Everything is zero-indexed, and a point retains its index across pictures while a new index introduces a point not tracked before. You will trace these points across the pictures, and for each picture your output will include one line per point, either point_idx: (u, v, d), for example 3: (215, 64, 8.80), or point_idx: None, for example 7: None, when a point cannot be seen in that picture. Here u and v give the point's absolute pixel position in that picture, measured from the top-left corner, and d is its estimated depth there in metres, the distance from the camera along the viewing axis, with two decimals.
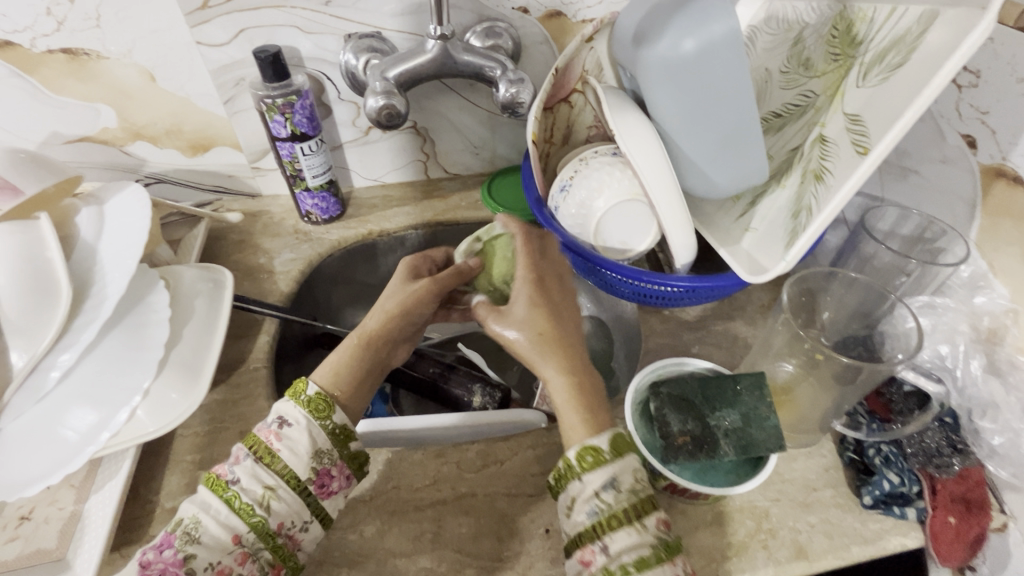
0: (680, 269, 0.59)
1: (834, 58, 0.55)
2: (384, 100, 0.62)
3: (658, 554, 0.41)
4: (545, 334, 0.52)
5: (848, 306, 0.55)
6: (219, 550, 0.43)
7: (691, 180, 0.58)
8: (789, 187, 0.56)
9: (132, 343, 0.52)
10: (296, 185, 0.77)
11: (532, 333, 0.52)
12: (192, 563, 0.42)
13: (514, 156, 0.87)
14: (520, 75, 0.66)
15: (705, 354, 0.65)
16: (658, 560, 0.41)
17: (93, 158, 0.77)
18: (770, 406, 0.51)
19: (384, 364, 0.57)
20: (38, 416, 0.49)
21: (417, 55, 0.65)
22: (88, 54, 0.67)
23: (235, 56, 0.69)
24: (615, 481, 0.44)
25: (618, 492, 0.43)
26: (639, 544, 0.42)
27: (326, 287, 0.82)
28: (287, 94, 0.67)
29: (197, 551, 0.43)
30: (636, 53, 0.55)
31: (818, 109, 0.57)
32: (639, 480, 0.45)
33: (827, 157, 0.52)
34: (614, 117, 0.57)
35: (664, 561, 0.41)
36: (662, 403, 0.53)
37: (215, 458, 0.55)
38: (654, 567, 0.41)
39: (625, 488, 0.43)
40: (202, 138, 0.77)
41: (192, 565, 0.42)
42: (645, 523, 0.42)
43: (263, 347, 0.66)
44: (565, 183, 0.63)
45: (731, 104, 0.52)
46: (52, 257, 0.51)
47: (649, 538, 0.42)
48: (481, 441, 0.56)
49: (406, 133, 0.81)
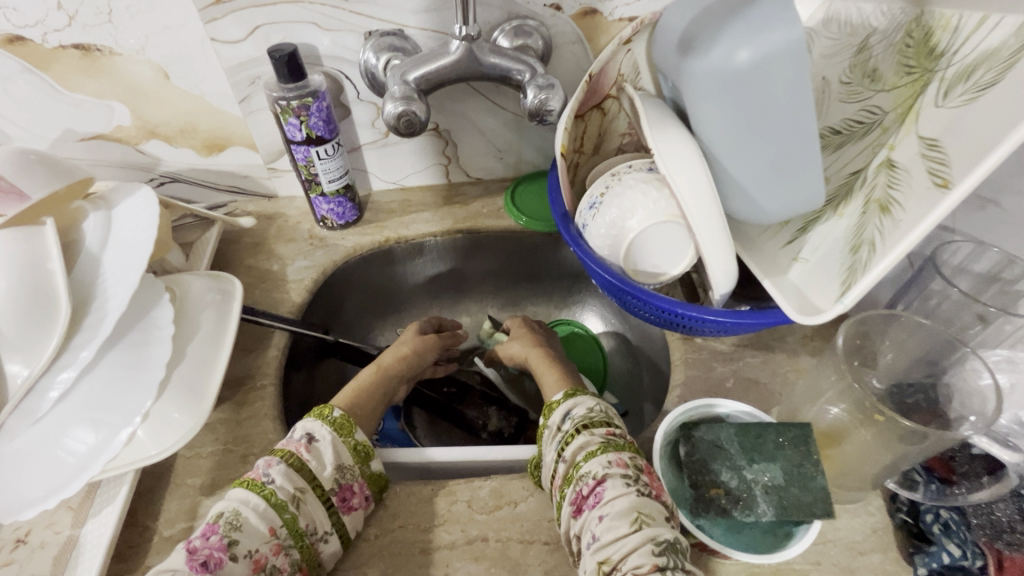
0: (716, 301, 0.54)
1: (908, 72, 0.49)
2: (403, 106, 0.58)
3: (604, 446, 0.46)
4: (543, 350, 0.66)
5: (909, 351, 0.50)
6: (257, 540, 0.43)
7: (735, 204, 0.52)
8: (847, 216, 0.51)
9: (132, 362, 0.49)
10: (311, 190, 0.73)
11: (535, 350, 0.66)
12: (235, 549, 0.42)
13: (541, 162, 0.82)
14: (550, 80, 0.60)
15: (742, 390, 0.59)
16: (602, 450, 0.46)
17: (108, 157, 0.75)
18: (817, 464, 0.47)
19: (390, 397, 0.63)
20: (35, 437, 0.47)
21: (440, 57, 0.61)
22: (101, 51, 0.64)
23: (250, 53, 0.66)
24: (570, 412, 0.51)
25: (572, 419, 0.50)
26: (587, 444, 0.47)
27: (339, 295, 0.79)
28: (302, 96, 0.63)
29: (238, 537, 0.42)
30: (682, 61, 0.50)
31: (885, 128, 0.50)
32: (593, 409, 0.50)
33: (896, 185, 0.46)
34: (653, 132, 0.52)
35: (608, 450, 0.46)
36: (694, 450, 0.49)
37: (217, 482, 0.53)
38: (599, 454, 0.46)
39: (578, 415, 0.50)
40: (217, 138, 0.74)
41: (236, 551, 0.42)
42: (593, 429, 0.48)
43: (271, 362, 0.63)
44: (594, 200, 0.58)
45: (788, 123, 0.46)
46: (53, 269, 0.49)
47: (597, 438, 0.47)
48: (494, 478, 0.52)
49: (427, 136, 0.77)
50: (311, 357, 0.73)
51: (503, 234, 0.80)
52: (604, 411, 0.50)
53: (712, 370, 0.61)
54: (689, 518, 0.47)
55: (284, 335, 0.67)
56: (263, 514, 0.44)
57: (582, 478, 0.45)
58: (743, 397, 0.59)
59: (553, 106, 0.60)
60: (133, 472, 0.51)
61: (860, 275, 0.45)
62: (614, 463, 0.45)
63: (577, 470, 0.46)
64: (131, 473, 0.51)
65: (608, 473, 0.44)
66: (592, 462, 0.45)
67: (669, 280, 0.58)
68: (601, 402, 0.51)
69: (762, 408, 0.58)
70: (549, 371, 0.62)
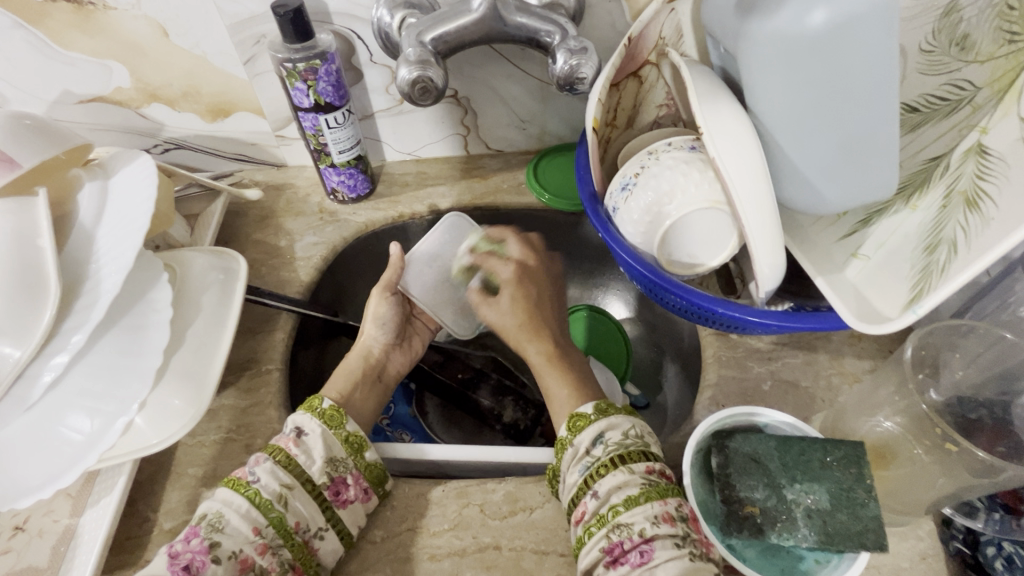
0: (761, 299, 0.49)
1: (1010, 39, 0.42)
2: (418, 71, 0.52)
3: (647, 493, 0.42)
4: (545, 349, 0.58)
5: (982, 367, 0.45)
6: (240, 543, 0.41)
7: (791, 191, 0.46)
8: (923, 209, 0.47)
9: (128, 349, 0.46)
10: (321, 161, 0.68)
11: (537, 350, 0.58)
12: (218, 551, 0.40)
13: (567, 134, 0.76)
14: (582, 43, 0.53)
15: (781, 394, 0.55)
16: (646, 498, 0.42)
17: (109, 121, 0.71)
18: (870, 489, 0.43)
19: (377, 367, 0.61)
20: (26, 426, 0.45)
21: (460, 15, 0.54)
22: (94, 4, 0.59)
23: (255, 9, 0.60)
24: (603, 436, 0.46)
25: (605, 445, 0.45)
26: (627, 484, 0.43)
27: (349, 273, 0.75)
28: (309, 58, 0.57)
29: (221, 539, 0.41)
30: (739, 24, 0.43)
31: (975, 107, 0.44)
32: (629, 434, 0.46)
33: (985, 176, 0.41)
34: (701, 106, 0.46)
35: (653, 498, 0.41)
36: (728, 462, 0.45)
37: (218, 473, 0.51)
38: (642, 503, 0.41)
39: (612, 442, 0.45)
40: (222, 102, 0.69)
41: (217, 553, 0.40)
42: (632, 465, 0.44)
43: (277, 346, 0.60)
44: (627, 181, 0.52)
45: (864, 99, 0.39)
46: (43, 246, 0.45)
47: (637, 479, 0.43)
48: (509, 481, 0.50)
49: (446, 103, 0.71)
50: (322, 338, 0.70)
51: (524, 211, 0.75)
52: (640, 437, 0.46)
53: (748, 370, 0.56)
54: (721, 537, 0.43)
55: (290, 316, 0.63)
56: (245, 514, 0.42)
57: (622, 527, 0.41)
58: (781, 401, 0.54)
59: (585, 73, 0.53)
60: (131, 461, 0.49)
61: (936, 278, 0.40)
62: (662, 518, 0.41)
63: (615, 514, 0.42)
64: (129, 463, 0.49)
65: (656, 532, 0.40)
66: (634, 512, 0.41)
67: (706, 271, 0.53)
68: (636, 423, 0.47)
69: (802, 414, 0.53)
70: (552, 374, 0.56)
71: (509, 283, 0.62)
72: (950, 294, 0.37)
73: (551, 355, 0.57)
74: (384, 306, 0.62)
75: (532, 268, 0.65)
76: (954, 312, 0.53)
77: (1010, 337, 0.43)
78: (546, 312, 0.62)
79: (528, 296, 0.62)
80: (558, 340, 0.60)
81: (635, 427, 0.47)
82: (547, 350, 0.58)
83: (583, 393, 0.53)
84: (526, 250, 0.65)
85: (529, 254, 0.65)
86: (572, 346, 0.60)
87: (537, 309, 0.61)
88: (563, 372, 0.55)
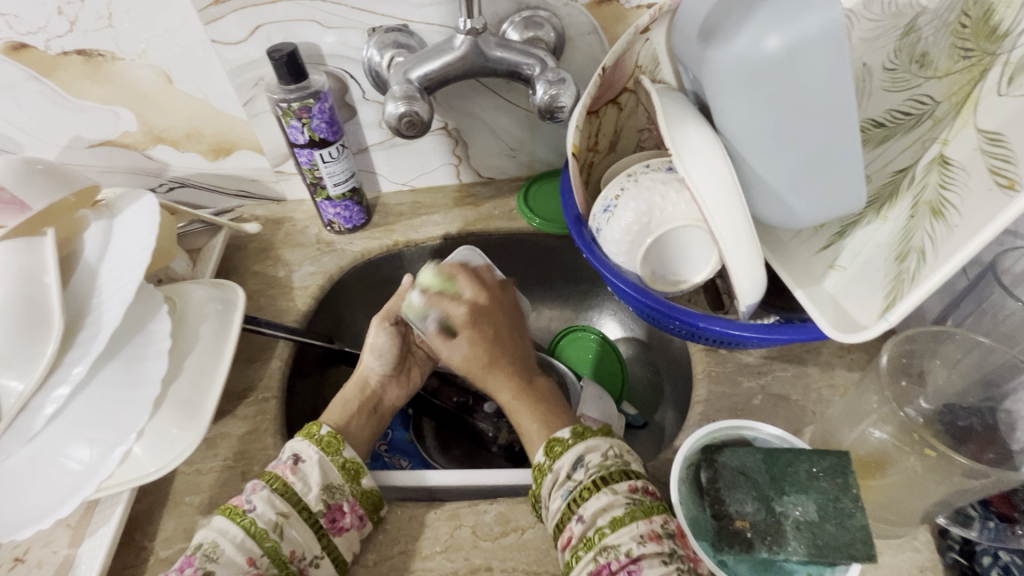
0: (743, 313, 0.49)
1: (964, 55, 0.44)
2: (405, 106, 0.55)
3: (632, 513, 0.42)
4: (516, 386, 0.55)
5: (965, 371, 0.46)
6: (234, 573, 0.41)
7: (764, 207, 0.48)
8: (894, 220, 0.48)
9: (128, 379, 0.48)
10: (317, 194, 0.71)
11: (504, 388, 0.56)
12: None
13: (555, 160, 0.78)
14: (560, 75, 0.56)
15: (771, 407, 0.55)
16: (631, 518, 0.42)
17: (116, 163, 0.74)
18: (857, 499, 0.43)
19: (371, 398, 0.61)
20: (28, 457, 0.46)
21: (445, 52, 0.57)
22: (103, 56, 0.63)
23: (252, 54, 0.63)
24: (582, 459, 0.46)
25: (586, 468, 0.45)
26: (611, 505, 0.43)
27: (346, 302, 0.77)
28: (303, 98, 0.60)
29: (215, 568, 0.41)
30: (703, 53, 0.45)
31: (936, 121, 0.46)
32: (608, 455, 0.46)
33: (949, 185, 0.42)
34: (671, 130, 0.47)
35: (638, 518, 0.42)
36: (717, 476, 0.46)
37: (215, 501, 0.52)
38: (628, 523, 0.42)
39: (593, 464, 0.45)
40: (223, 142, 0.72)
41: None
42: (615, 486, 0.44)
43: (274, 374, 0.62)
44: (608, 203, 0.53)
45: (823, 115, 0.41)
46: (49, 283, 0.47)
47: (622, 499, 0.43)
48: (500, 502, 0.50)
49: (436, 135, 0.74)
50: (320, 366, 0.72)
51: (515, 235, 0.77)
52: (619, 457, 0.46)
53: (738, 385, 0.56)
54: (712, 553, 0.43)
55: (288, 345, 0.65)
56: (240, 544, 0.43)
57: (608, 549, 0.41)
58: (772, 415, 0.54)
59: (564, 102, 0.56)
60: (129, 490, 0.50)
61: (908, 286, 0.41)
62: (647, 537, 0.41)
63: (601, 537, 0.42)
64: (127, 492, 0.50)
65: (642, 551, 0.40)
66: (621, 533, 0.41)
67: (690, 289, 0.54)
68: (614, 443, 0.48)
69: (794, 427, 0.53)
70: (527, 415, 0.54)
71: (465, 327, 0.56)
72: (920, 299, 0.38)
73: (520, 392, 0.55)
74: (383, 336, 0.62)
75: (487, 306, 0.58)
76: (938, 319, 0.54)
77: (987, 342, 0.44)
78: (508, 349, 0.58)
79: (486, 338, 0.56)
80: (526, 376, 0.56)
81: (608, 445, 0.47)
82: (514, 385, 0.55)
83: (554, 424, 0.52)
84: (478, 287, 0.59)
85: (481, 292, 0.59)
86: (533, 379, 0.57)
87: (498, 349, 0.57)
88: (535, 408, 0.54)
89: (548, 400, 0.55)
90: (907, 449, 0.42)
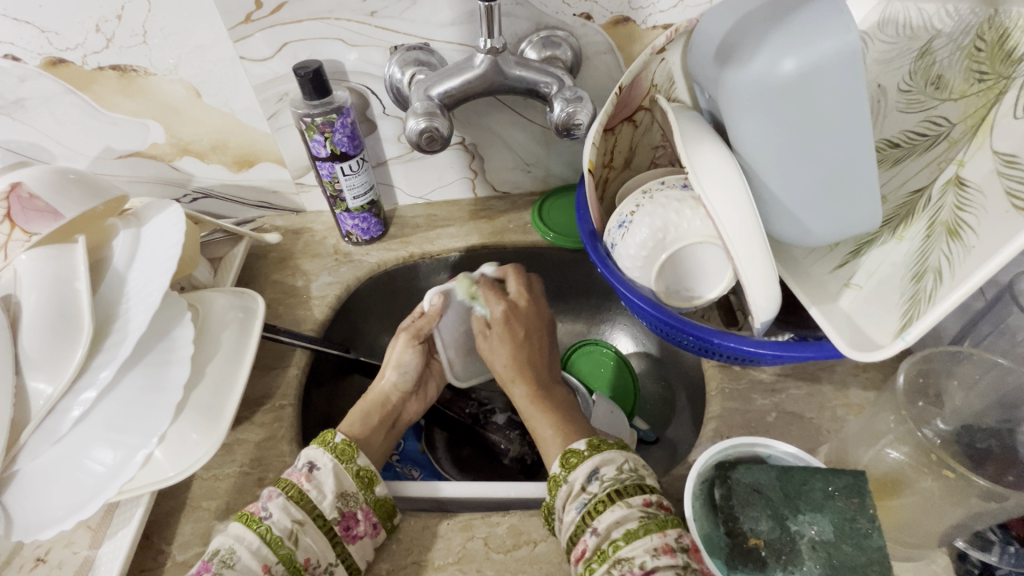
0: (758, 329, 0.49)
1: (979, 78, 0.45)
2: (426, 122, 0.56)
3: (646, 526, 0.42)
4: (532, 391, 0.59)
5: (986, 393, 0.45)
6: None
7: (781, 226, 0.48)
8: (908, 240, 0.48)
9: (151, 384, 0.49)
10: (336, 206, 0.72)
11: (521, 390, 0.60)
12: None
13: (570, 175, 0.80)
14: (578, 93, 0.57)
15: (786, 425, 0.55)
16: (645, 531, 0.42)
17: (144, 173, 0.77)
18: (873, 519, 0.42)
19: (392, 414, 0.62)
20: (52, 459, 0.47)
21: (464, 70, 0.59)
22: (136, 71, 0.66)
23: (278, 70, 0.66)
24: (598, 471, 0.47)
25: (601, 481, 0.46)
26: (626, 518, 0.43)
27: (362, 312, 0.78)
28: (326, 113, 0.62)
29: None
30: (719, 74, 0.46)
31: (952, 142, 0.47)
32: (623, 469, 0.47)
33: (965, 207, 0.43)
34: (687, 149, 0.48)
35: (652, 531, 0.42)
36: (732, 494, 0.46)
37: (231, 506, 0.53)
38: (641, 536, 0.42)
39: (608, 478, 0.46)
40: (247, 154, 0.75)
41: None
42: (630, 499, 0.44)
43: (291, 382, 0.63)
44: (623, 219, 0.54)
45: (837, 135, 0.42)
46: (79, 288, 0.48)
47: (637, 512, 0.43)
48: (513, 514, 0.51)
49: (454, 150, 0.75)
50: (334, 375, 0.73)
51: (529, 249, 0.78)
52: (634, 471, 0.47)
53: (752, 402, 0.56)
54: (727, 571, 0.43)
55: (305, 353, 0.66)
56: (256, 551, 0.43)
57: (622, 561, 0.41)
58: (786, 433, 0.54)
59: (581, 119, 0.57)
60: (148, 494, 0.51)
61: (925, 305, 0.41)
62: (661, 550, 0.41)
63: (615, 549, 0.42)
64: (146, 496, 0.51)
65: (656, 564, 0.40)
66: (634, 546, 0.41)
67: (704, 305, 0.54)
68: (630, 457, 0.48)
69: (809, 446, 0.53)
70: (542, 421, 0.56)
71: (498, 323, 0.62)
72: (938, 319, 0.38)
73: (534, 396, 0.58)
74: (409, 353, 0.63)
75: (522, 307, 0.64)
76: (955, 339, 0.54)
77: (1005, 363, 0.44)
78: (536, 351, 0.63)
79: (515, 337, 0.62)
80: (544, 382, 0.60)
81: (623, 459, 0.48)
82: (530, 389, 0.59)
83: (565, 427, 0.54)
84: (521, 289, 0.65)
85: (524, 293, 0.65)
86: (550, 388, 0.60)
87: (524, 349, 0.62)
88: (549, 414, 0.56)
89: (561, 408, 0.58)
90: (925, 470, 0.42)
